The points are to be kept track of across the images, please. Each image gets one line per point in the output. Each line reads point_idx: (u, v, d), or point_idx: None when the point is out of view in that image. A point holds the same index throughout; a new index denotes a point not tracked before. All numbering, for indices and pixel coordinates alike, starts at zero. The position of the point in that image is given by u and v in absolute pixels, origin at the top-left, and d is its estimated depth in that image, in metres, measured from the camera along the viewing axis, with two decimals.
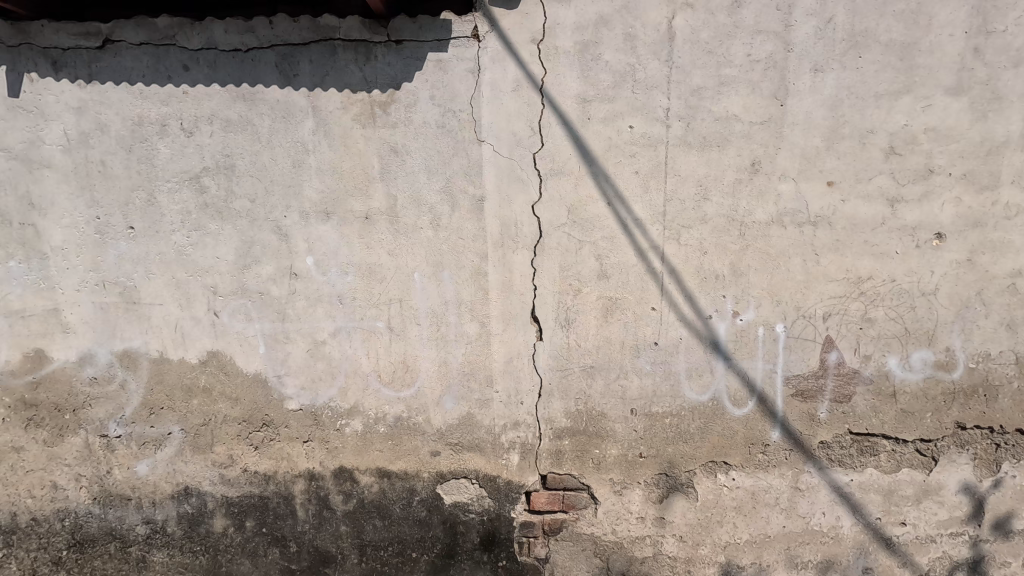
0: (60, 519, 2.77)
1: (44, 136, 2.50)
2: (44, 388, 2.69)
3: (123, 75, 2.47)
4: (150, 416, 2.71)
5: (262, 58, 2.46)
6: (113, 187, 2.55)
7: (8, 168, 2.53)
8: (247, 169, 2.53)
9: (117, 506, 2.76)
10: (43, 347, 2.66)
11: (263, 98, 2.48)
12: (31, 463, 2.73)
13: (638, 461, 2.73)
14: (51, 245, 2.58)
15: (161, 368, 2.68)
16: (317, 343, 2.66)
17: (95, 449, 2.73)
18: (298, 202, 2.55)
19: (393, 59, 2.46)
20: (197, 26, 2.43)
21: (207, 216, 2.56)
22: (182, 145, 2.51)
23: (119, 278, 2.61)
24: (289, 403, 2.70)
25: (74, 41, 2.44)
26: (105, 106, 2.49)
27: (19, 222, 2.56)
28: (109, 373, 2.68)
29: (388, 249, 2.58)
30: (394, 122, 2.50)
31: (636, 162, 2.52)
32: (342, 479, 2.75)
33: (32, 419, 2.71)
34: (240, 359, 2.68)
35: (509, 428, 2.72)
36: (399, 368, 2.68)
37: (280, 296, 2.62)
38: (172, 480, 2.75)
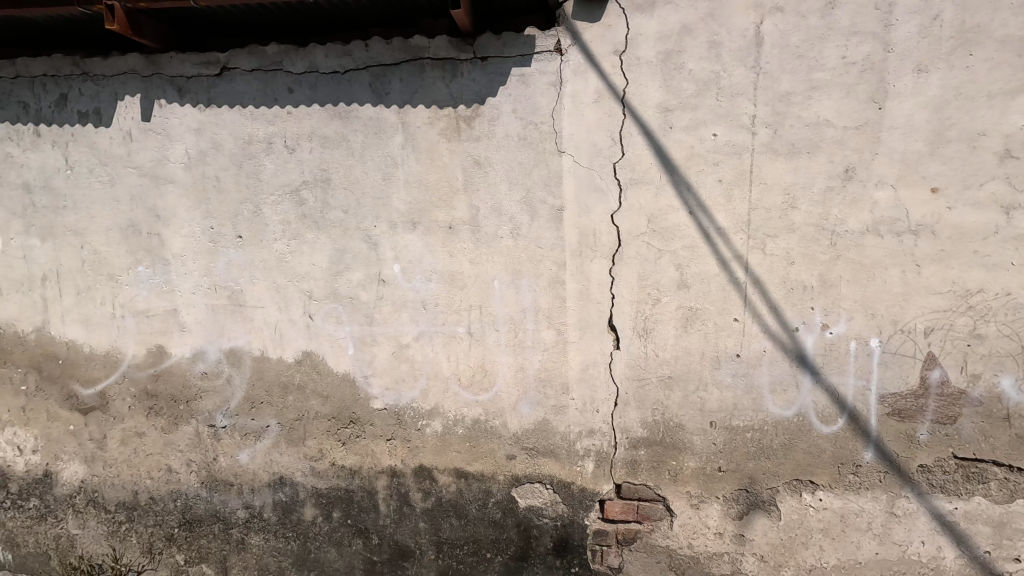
0: (172, 500, 3.06)
1: (169, 155, 2.80)
2: (163, 380, 2.99)
3: (236, 98, 2.72)
4: (251, 409, 2.94)
5: (357, 78, 2.64)
6: (224, 199, 2.80)
7: (139, 184, 2.84)
8: (342, 182, 2.71)
9: (222, 490, 3.02)
10: (163, 343, 2.96)
11: (357, 116, 2.65)
12: (150, 447, 3.04)
13: (717, 475, 2.66)
14: (172, 252, 2.88)
15: (262, 366, 2.91)
16: (401, 346, 2.80)
17: (204, 438, 3.00)
18: (387, 213, 2.70)
19: (478, 75, 2.56)
20: (301, 52, 2.64)
21: (305, 226, 2.76)
22: (285, 161, 2.73)
23: (228, 283, 2.86)
24: (375, 402, 2.86)
25: (196, 69, 2.72)
26: (221, 127, 2.75)
27: (146, 231, 2.88)
28: (217, 369, 2.94)
29: (469, 258, 2.68)
30: (477, 136, 2.60)
31: (719, 170, 2.48)
32: (421, 477, 2.87)
33: (153, 407, 3.02)
34: (331, 359, 2.86)
35: (585, 435, 2.74)
36: (478, 372, 2.76)
37: (369, 301, 2.78)
38: (269, 469, 2.97)
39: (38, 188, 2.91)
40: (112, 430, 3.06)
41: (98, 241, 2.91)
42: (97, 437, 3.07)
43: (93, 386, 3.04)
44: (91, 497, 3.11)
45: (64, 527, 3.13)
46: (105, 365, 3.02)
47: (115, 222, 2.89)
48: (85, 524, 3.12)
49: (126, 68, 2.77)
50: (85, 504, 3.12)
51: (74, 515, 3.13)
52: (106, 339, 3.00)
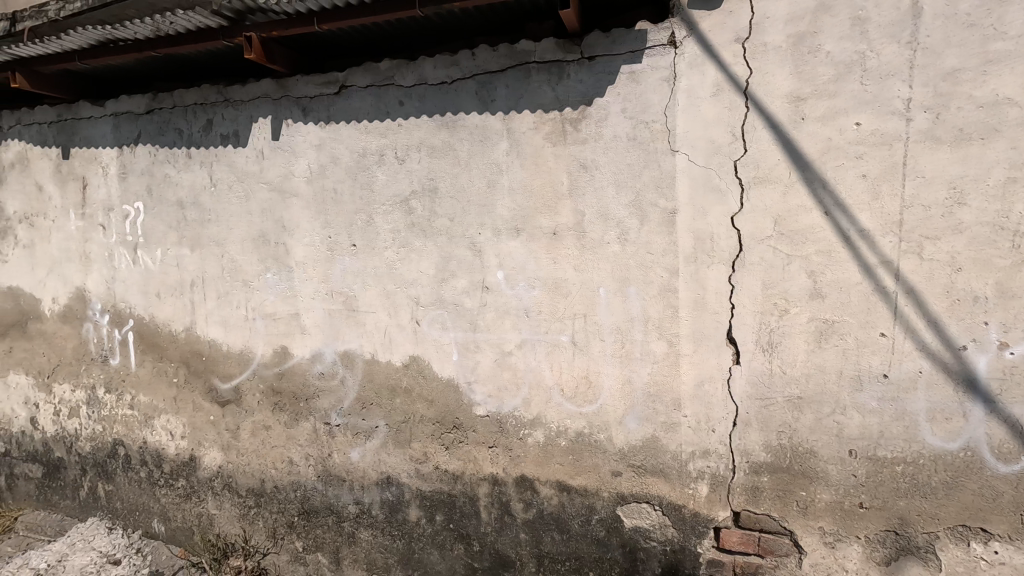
0: (293, 490, 3.29)
1: (294, 170, 3.03)
2: (287, 378, 3.23)
3: (353, 114, 2.87)
4: (362, 410, 3.08)
5: (464, 87, 2.67)
6: (341, 210, 2.97)
7: (269, 197, 3.10)
8: (448, 190, 2.75)
9: (335, 485, 3.19)
10: (287, 344, 3.20)
11: (463, 125, 2.68)
12: (275, 440, 3.30)
13: (858, 512, 2.33)
14: (296, 260, 3.10)
15: (372, 368, 3.04)
16: (504, 354, 2.77)
17: (321, 434, 3.19)
18: (491, 220, 2.70)
19: (585, 76, 2.48)
20: (411, 65, 2.73)
21: (413, 234, 2.85)
22: (395, 171, 2.83)
23: (343, 289, 3.02)
24: (478, 409, 2.86)
25: (318, 89, 2.92)
26: (339, 142, 2.92)
27: (274, 241, 3.13)
28: (333, 370, 3.12)
29: (574, 264, 2.59)
30: (584, 138, 2.51)
31: (863, 164, 2.18)
32: (523, 488, 2.82)
33: (277, 403, 3.27)
34: (436, 365, 2.91)
35: (698, 456, 2.54)
36: (582, 383, 2.66)
37: (473, 308, 2.80)
38: (377, 468, 3.09)
39: (189, 203, 3.29)
40: (244, 422, 3.36)
41: (235, 250, 3.22)
42: (232, 428, 3.39)
43: (229, 381, 3.37)
44: (226, 482, 3.44)
45: (205, 506, 3.50)
46: (239, 363, 3.33)
47: (249, 233, 3.18)
48: (222, 506, 3.46)
49: (260, 93, 3.04)
50: (221, 488, 3.46)
51: (213, 496, 3.48)
52: (240, 339, 3.30)
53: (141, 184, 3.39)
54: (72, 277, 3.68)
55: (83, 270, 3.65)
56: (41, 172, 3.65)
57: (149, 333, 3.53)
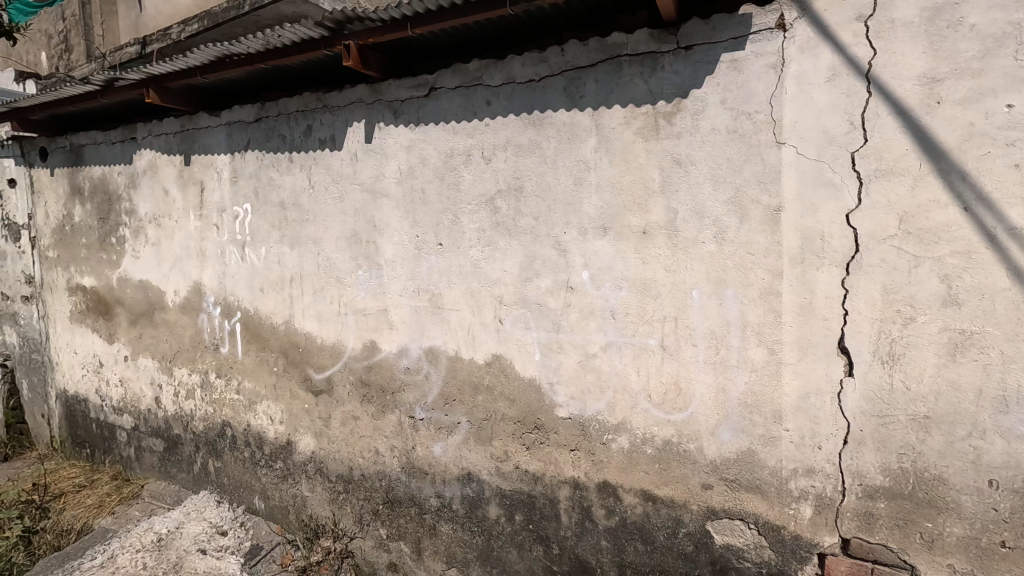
0: (379, 479, 3.42)
1: (385, 171, 3.14)
2: (375, 371, 3.37)
3: (442, 115, 2.92)
4: (445, 405, 3.14)
5: (552, 85, 2.63)
6: (428, 210, 3.04)
7: (362, 198, 3.24)
8: (533, 189, 2.73)
9: (418, 477, 3.28)
10: (375, 338, 3.33)
11: (551, 122, 2.65)
12: (363, 430, 3.45)
13: (998, 551, 2.03)
14: (385, 258, 3.22)
15: (455, 365, 3.08)
16: (588, 356, 2.71)
17: (406, 427, 3.29)
18: (577, 219, 2.64)
19: (681, 67, 2.36)
20: (500, 65, 2.74)
21: (498, 233, 2.85)
22: (482, 171, 2.85)
23: (429, 286, 3.09)
24: (560, 411, 2.82)
25: (409, 92, 3.00)
26: (427, 143, 2.99)
27: (366, 239, 3.27)
28: (418, 365, 3.20)
29: (664, 265, 2.48)
30: (678, 133, 2.39)
31: (1014, 152, 1.89)
32: (605, 494, 2.75)
33: (366, 394, 3.41)
34: (519, 364, 2.90)
35: (801, 474, 2.33)
36: (671, 390, 2.54)
37: (556, 308, 2.75)
38: (459, 464, 3.14)
39: (290, 205, 3.52)
40: (336, 411, 3.55)
41: (331, 249, 3.40)
42: (324, 416, 3.59)
43: (323, 372, 3.56)
44: (318, 467, 3.66)
45: (299, 488, 3.74)
46: (332, 355, 3.51)
47: (343, 233, 3.34)
48: (314, 489, 3.68)
49: (355, 98, 3.18)
50: (314, 472, 3.68)
51: (307, 480, 3.70)
52: (333, 332, 3.48)
53: (249, 187, 3.68)
54: (191, 272, 4.07)
55: (200, 266, 4.02)
56: (168, 177, 4.07)
57: (254, 325, 3.82)
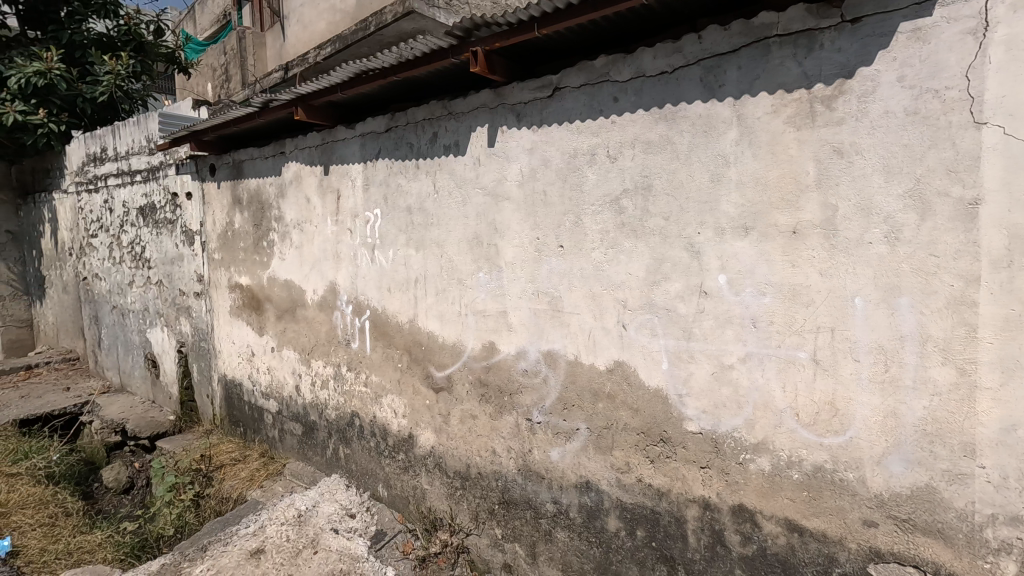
0: (495, 479, 3.46)
1: (507, 174, 3.16)
2: (493, 372, 3.40)
3: (565, 114, 2.87)
4: (564, 410, 3.08)
5: (687, 75, 2.46)
6: (549, 212, 2.99)
7: (484, 201, 3.29)
8: (664, 187, 2.57)
9: (534, 481, 3.26)
10: (494, 340, 3.36)
11: (685, 116, 2.48)
12: (480, 429, 3.51)
13: None
14: (505, 260, 3.23)
15: (575, 371, 3.00)
16: (723, 367, 2.49)
17: (523, 430, 3.28)
18: (714, 218, 2.44)
19: (845, 43, 2.08)
20: (629, 59, 2.63)
21: (623, 234, 2.72)
22: (607, 170, 2.74)
23: (549, 289, 3.04)
24: (690, 424, 2.62)
25: (532, 94, 2.99)
26: (550, 144, 2.95)
27: (487, 242, 3.31)
28: (536, 368, 3.17)
29: (818, 268, 2.19)
30: (841, 118, 2.10)
31: None
32: (741, 519, 2.51)
33: (484, 394, 3.46)
34: (643, 372, 2.75)
35: (1001, 522, 1.94)
36: (825, 410, 2.25)
37: (687, 314, 2.56)
38: (577, 471, 3.06)
39: (416, 210, 3.70)
40: (455, 409, 3.65)
41: (453, 251, 3.51)
42: (444, 413, 3.71)
43: (443, 370, 3.68)
44: (437, 461, 3.79)
45: (420, 481, 3.92)
46: (452, 354, 3.61)
47: (465, 236, 3.43)
48: (433, 482, 3.83)
49: (478, 104, 3.25)
50: (433, 466, 3.82)
51: (427, 473, 3.86)
52: (454, 332, 3.58)
53: (379, 193, 3.92)
54: (328, 273, 4.45)
55: (335, 267, 4.38)
56: (310, 187, 4.49)
57: (381, 322, 4.07)
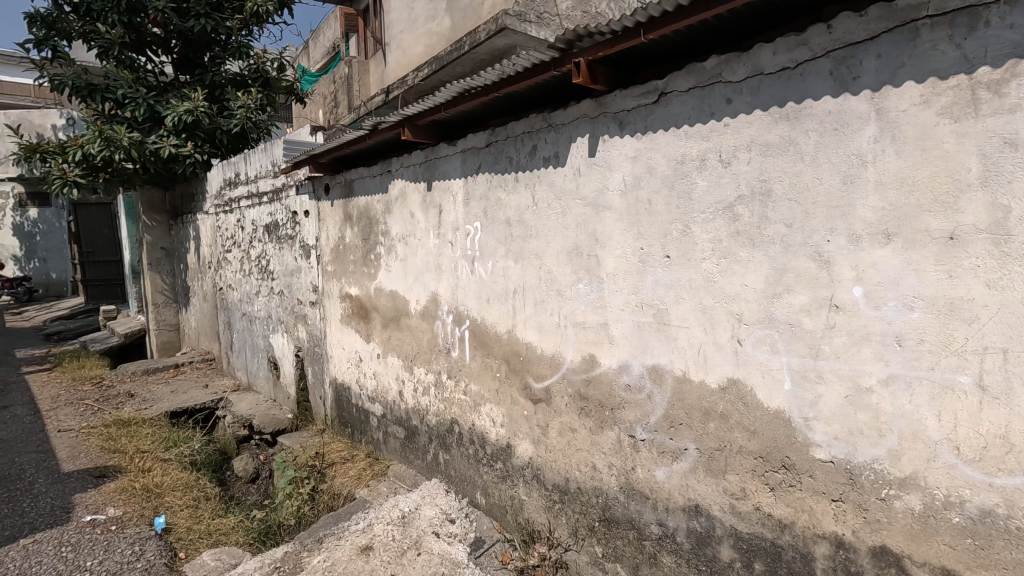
0: (595, 495, 3.37)
1: (609, 184, 3.10)
2: (593, 385, 3.32)
3: (672, 120, 2.76)
4: (670, 428, 2.93)
5: (813, 69, 2.26)
6: (655, 221, 2.88)
7: (585, 212, 3.25)
8: (786, 192, 2.37)
9: (638, 500, 3.13)
10: (594, 352, 3.28)
11: (811, 113, 2.28)
12: (580, 443, 3.45)
13: None
14: (607, 271, 3.16)
15: (684, 388, 2.85)
16: (859, 389, 2.23)
17: (625, 446, 3.17)
18: (847, 224, 2.20)
19: (1018, 18, 1.80)
20: (744, 57, 2.47)
21: (738, 243, 2.54)
22: (719, 176, 2.59)
23: (654, 300, 2.92)
24: (818, 451, 2.37)
25: (636, 101, 2.92)
26: (656, 152, 2.84)
27: (587, 253, 3.26)
28: (640, 383, 3.05)
29: (984, 279, 1.90)
30: (1013, 106, 1.82)
31: None
32: (883, 563, 2.22)
33: (583, 408, 3.40)
34: (762, 393, 2.54)
35: None
36: (995, 444, 1.93)
37: (815, 330, 2.33)
38: (685, 494, 2.89)
39: (515, 221, 3.74)
40: (553, 421, 3.62)
41: (552, 262, 3.50)
42: (542, 424, 3.69)
43: (542, 381, 3.67)
44: (535, 473, 3.78)
45: (517, 491, 3.93)
46: (550, 365, 3.60)
47: (564, 247, 3.40)
48: (531, 494, 3.82)
49: (579, 114, 3.23)
50: (531, 477, 3.81)
51: (525, 484, 3.87)
52: (553, 344, 3.56)
53: (480, 207, 4.03)
54: (430, 284, 4.64)
55: (437, 279, 4.56)
56: (414, 202, 4.72)
57: (480, 332, 4.16)
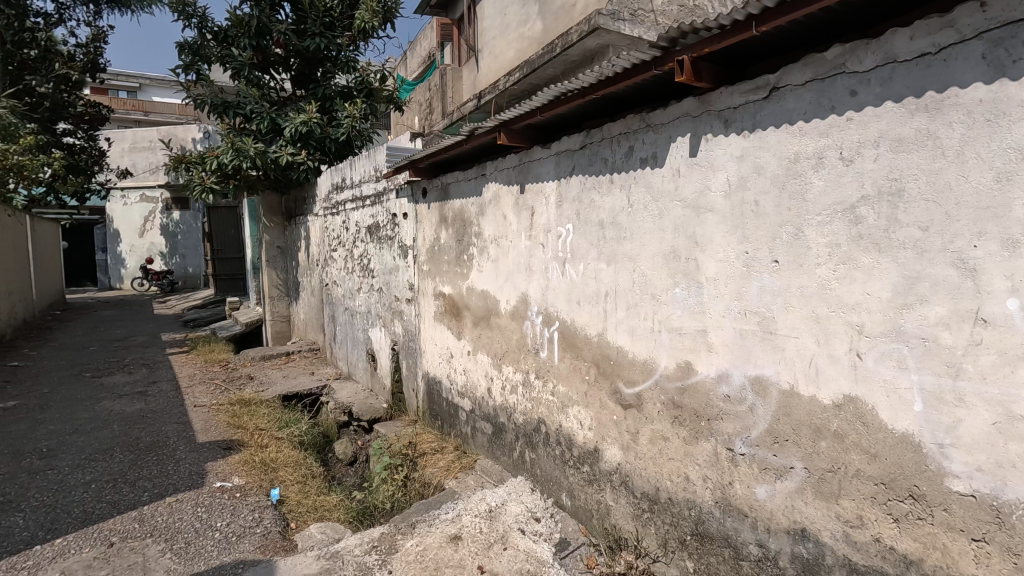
0: (687, 507, 3.24)
1: (712, 185, 2.97)
2: (689, 394, 3.20)
3: (785, 116, 2.59)
4: (774, 444, 2.75)
5: (961, 53, 2.02)
6: (763, 224, 2.71)
7: (684, 214, 3.14)
8: (922, 191, 2.14)
9: (735, 518, 2.97)
10: (691, 360, 3.16)
11: (955, 103, 2.04)
12: (673, 453, 3.34)
13: None
14: (707, 275, 3.02)
15: (791, 402, 2.66)
16: (1011, 416, 1.96)
17: (722, 459, 3.02)
18: (1000, 228, 1.95)
19: None
20: (874, 44, 2.27)
21: (860, 248, 2.33)
22: (840, 174, 2.39)
23: (760, 308, 2.76)
24: (956, 483, 2.11)
25: (744, 97, 2.77)
26: (765, 150, 2.69)
27: (686, 256, 3.15)
28: (741, 395, 2.89)
29: None
30: None
31: None
32: None
33: (677, 417, 3.28)
34: (885, 413, 2.31)
35: None
36: None
37: (954, 346, 2.08)
38: (790, 516, 2.69)
39: (609, 223, 3.71)
40: (644, 428, 3.53)
41: (647, 265, 3.42)
42: (632, 430, 3.62)
43: (633, 387, 3.60)
44: (624, 479, 3.72)
45: (604, 496, 3.89)
46: (643, 371, 3.51)
47: (661, 249, 3.32)
48: (619, 500, 3.76)
49: (681, 113, 3.13)
50: (619, 483, 3.75)
51: (612, 490, 3.82)
52: (646, 349, 3.47)
53: (573, 209, 4.04)
54: (520, 285, 4.73)
55: (527, 279, 4.63)
56: (507, 205, 4.83)
57: (570, 334, 4.17)
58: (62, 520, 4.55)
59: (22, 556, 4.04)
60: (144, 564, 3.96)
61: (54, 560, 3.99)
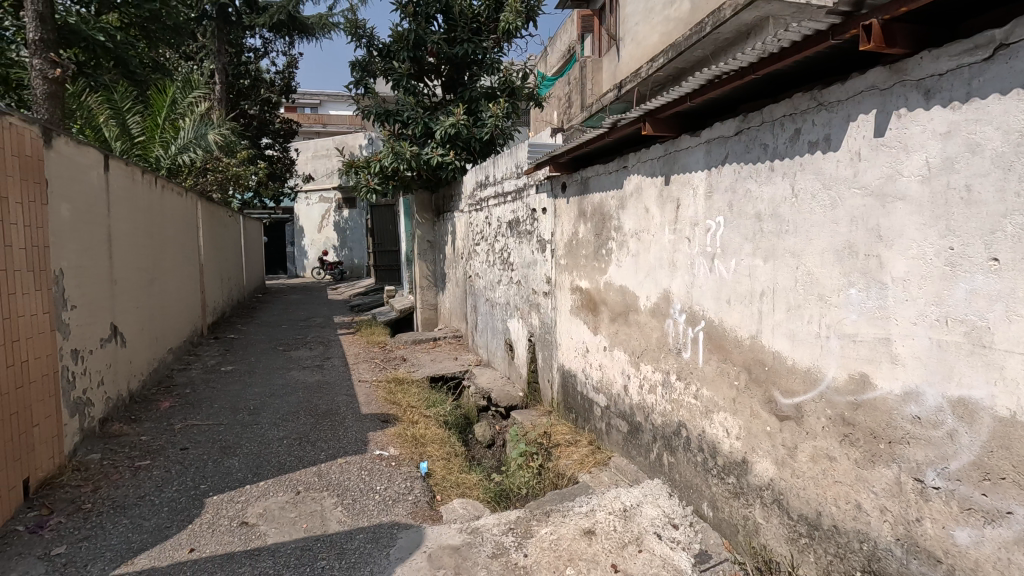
0: (858, 540, 2.84)
1: (904, 169, 2.53)
2: (864, 411, 2.78)
3: (1017, 79, 2.09)
4: (983, 482, 2.28)
5: None
6: (977, 214, 2.24)
7: (865, 204, 2.72)
8: None
9: (924, 561, 2.53)
10: (869, 372, 2.74)
11: None
12: (840, 475, 2.94)
13: None
14: (893, 275, 2.59)
15: (1011, 433, 2.17)
16: None
17: (906, 489, 2.58)
18: None
19: None
20: None
21: None
22: None
23: (967, 315, 2.29)
24: None
25: (954, 61, 2.29)
26: (984, 124, 2.21)
27: (865, 252, 2.72)
28: (937, 418, 2.43)
29: None
30: None
31: None
32: None
33: (848, 436, 2.88)
34: None
35: None
36: None
37: None
38: (1004, 570, 2.22)
39: (767, 216, 3.37)
40: (804, 443, 3.16)
41: (814, 262, 3.04)
42: (789, 445, 3.27)
43: (792, 397, 3.24)
44: (776, 497, 3.38)
45: (752, 512, 3.58)
46: (805, 381, 3.14)
47: (832, 245, 2.91)
48: (770, 519, 3.43)
49: (865, 87, 2.70)
50: (771, 501, 3.41)
51: (762, 507, 3.49)
52: (809, 355, 3.10)
53: (724, 201, 3.75)
54: (662, 281, 4.53)
55: (670, 275, 4.42)
56: (650, 197, 4.65)
57: (717, 335, 3.88)
58: (264, 466, 5.54)
59: (237, 492, 5.01)
60: (322, 513, 4.65)
61: (259, 499, 4.88)
